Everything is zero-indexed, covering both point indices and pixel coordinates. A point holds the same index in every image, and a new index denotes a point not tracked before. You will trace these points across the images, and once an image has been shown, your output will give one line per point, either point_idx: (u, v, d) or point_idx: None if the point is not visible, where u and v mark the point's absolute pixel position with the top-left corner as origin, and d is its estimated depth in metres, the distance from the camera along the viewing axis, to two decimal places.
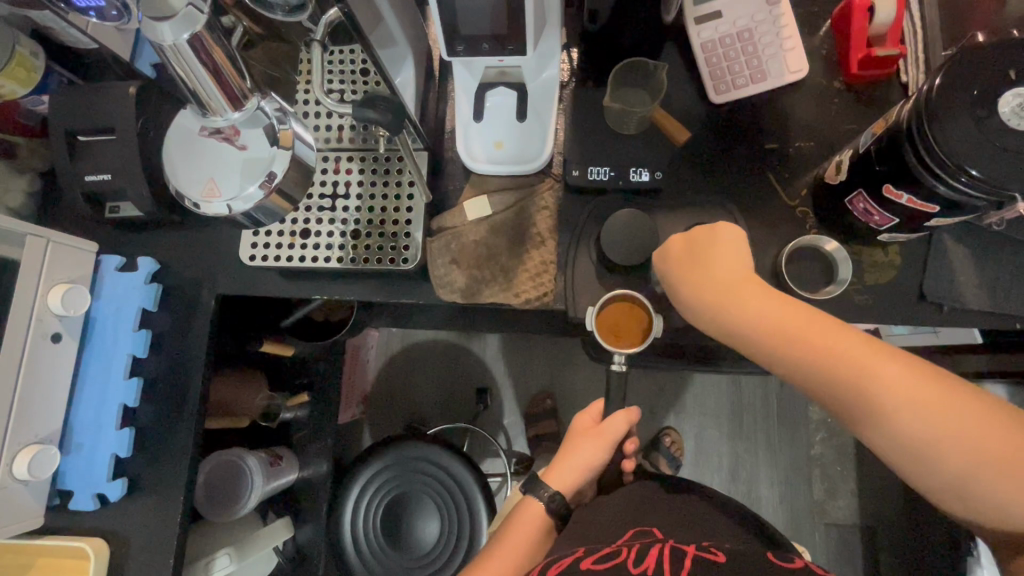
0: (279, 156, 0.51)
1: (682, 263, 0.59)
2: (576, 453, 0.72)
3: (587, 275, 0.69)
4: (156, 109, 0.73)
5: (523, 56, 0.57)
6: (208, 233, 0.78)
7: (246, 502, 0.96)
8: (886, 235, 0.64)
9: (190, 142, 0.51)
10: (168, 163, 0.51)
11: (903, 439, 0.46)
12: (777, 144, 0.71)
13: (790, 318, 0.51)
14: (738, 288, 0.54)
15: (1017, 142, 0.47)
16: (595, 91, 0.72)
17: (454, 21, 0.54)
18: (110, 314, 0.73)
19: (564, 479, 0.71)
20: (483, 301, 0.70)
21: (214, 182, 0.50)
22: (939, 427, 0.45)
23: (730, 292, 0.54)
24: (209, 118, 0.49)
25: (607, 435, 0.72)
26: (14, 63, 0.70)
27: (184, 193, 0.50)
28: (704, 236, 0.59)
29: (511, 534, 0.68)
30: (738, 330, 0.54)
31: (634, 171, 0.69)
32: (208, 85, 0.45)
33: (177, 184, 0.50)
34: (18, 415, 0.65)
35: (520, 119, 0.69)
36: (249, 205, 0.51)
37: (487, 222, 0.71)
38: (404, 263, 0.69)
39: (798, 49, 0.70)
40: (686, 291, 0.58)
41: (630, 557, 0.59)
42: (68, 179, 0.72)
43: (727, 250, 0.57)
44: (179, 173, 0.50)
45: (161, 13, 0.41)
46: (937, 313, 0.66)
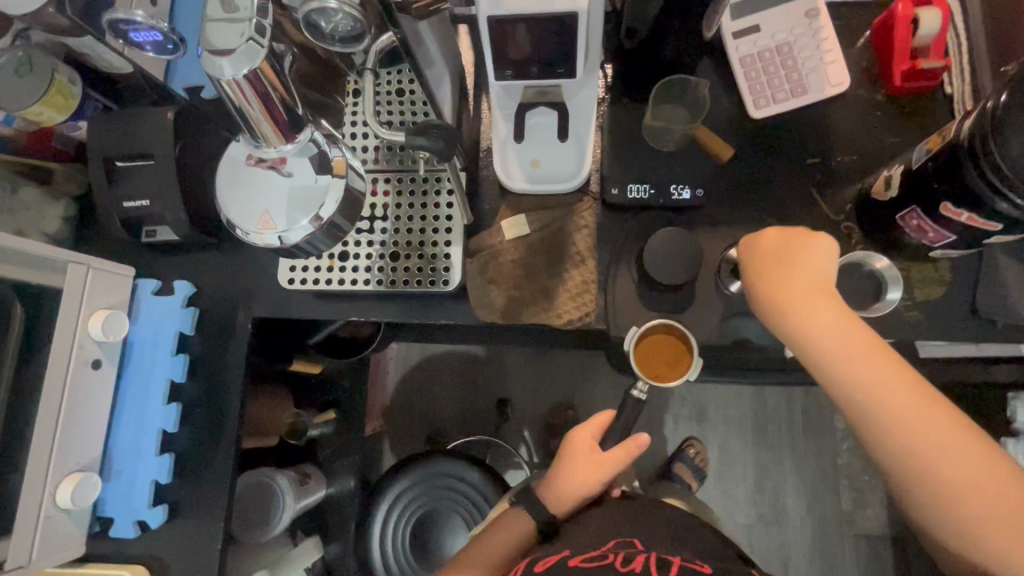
0: (332, 186, 0.51)
1: (768, 266, 0.59)
2: (568, 476, 0.72)
3: (629, 294, 0.68)
4: (192, 131, 0.73)
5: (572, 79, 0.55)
6: (243, 255, 0.77)
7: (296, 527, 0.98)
8: (938, 251, 0.63)
9: (241, 174, 0.51)
10: (221, 196, 0.51)
11: (909, 457, 0.53)
12: (818, 159, 0.70)
13: (832, 334, 0.55)
14: (809, 300, 0.56)
15: None
16: (634, 108, 0.71)
17: (503, 45, 0.52)
18: (148, 339, 0.73)
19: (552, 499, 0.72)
20: (523, 322, 0.69)
21: (269, 213, 0.50)
22: (934, 448, 0.52)
23: (782, 292, 0.57)
24: (262, 149, 0.49)
25: (605, 461, 0.71)
26: (53, 90, 0.71)
27: (237, 224, 0.51)
28: (797, 238, 0.59)
29: (492, 538, 0.71)
30: (797, 331, 0.56)
31: (674, 189, 0.69)
32: (265, 116, 0.45)
33: (230, 219, 0.51)
34: (61, 445, 0.65)
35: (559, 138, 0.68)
36: (303, 234, 0.51)
37: (525, 241, 0.71)
38: (444, 285, 0.69)
39: (837, 63, 0.69)
40: (760, 294, 0.59)
41: (618, 560, 0.62)
42: (106, 206, 0.72)
43: (824, 264, 0.58)
44: (234, 205, 0.50)
45: (221, 49, 0.41)
46: (987, 331, 0.65)
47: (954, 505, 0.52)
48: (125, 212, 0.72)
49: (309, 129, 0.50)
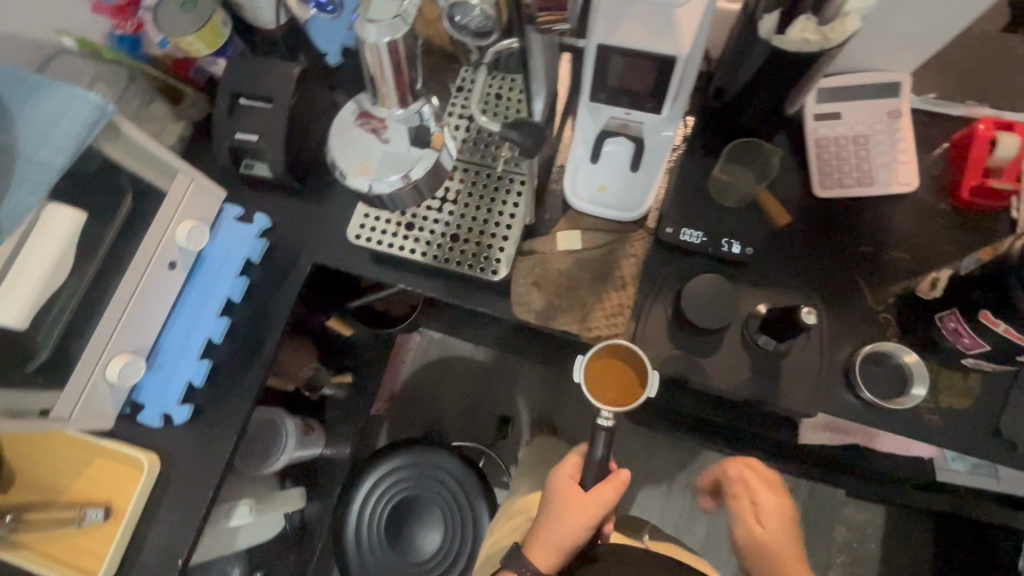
0: (425, 155, 0.57)
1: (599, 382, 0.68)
2: (553, 531, 0.71)
3: (659, 327, 0.72)
4: (309, 88, 0.82)
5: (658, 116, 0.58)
6: (321, 207, 0.85)
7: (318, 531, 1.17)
8: (975, 360, 0.64)
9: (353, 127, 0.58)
10: (332, 139, 0.58)
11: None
12: (871, 248, 0.72)
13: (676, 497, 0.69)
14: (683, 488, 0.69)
15: None
16: (705, 160, 0.75)
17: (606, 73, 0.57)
18: (219, 256, 0.81)
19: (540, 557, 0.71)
20: (555, 327, 0.73)
21: (368, 163, 0.57)
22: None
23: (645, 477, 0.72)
24: (378, 109, 0.57)
25: (586, 503, 0.71)
26: (207, 28, 0.81)
27: (338, 165, 0.58)
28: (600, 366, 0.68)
29: None
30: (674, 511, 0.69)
31: (725, 242, 0.72)
32: (387, 80, 0.52)
33: (336, 162, 0.58)
34: (124, 325, 0.72)
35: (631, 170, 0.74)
36: (392, 188, 0.57)
37: (575, 255, 0.75)
38: (493, 275, 0.74)
39: (908, 165, 0.72)
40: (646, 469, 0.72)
41: None
42: (220, 133, 0.81)
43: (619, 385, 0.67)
44: (341, 149, 0.58)
45: (373, 18, 0.48)
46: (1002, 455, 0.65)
47: None
48: (234, 142, 0.80)
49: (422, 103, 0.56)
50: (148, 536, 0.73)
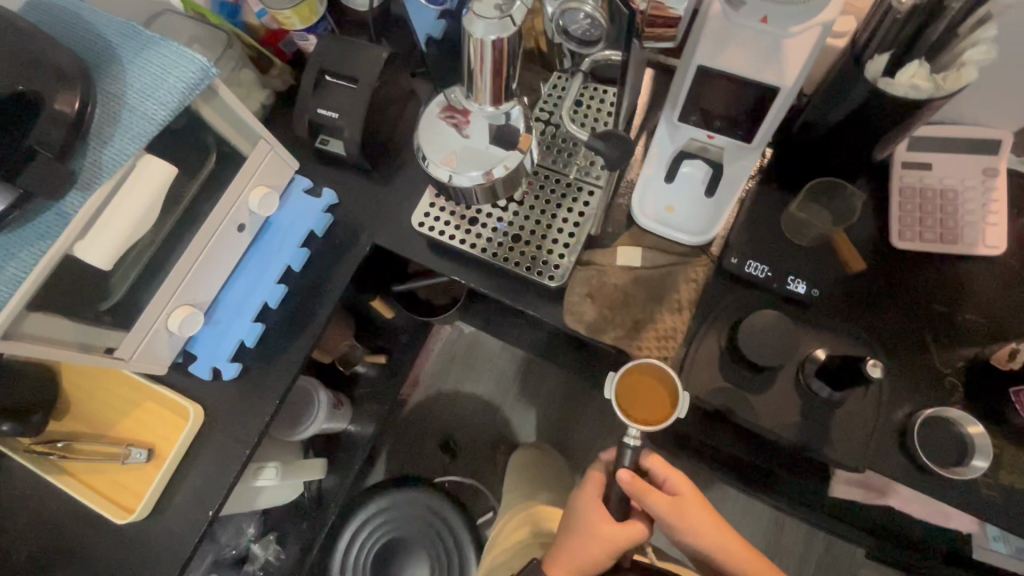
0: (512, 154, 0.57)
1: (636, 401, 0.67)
2: (576, 552, 0.71)
3: (711, 357, 0.70)
4: (393, 74, 0.84)
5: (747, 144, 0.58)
6: (387, 190, 0.87)
7: (311, 541, 1.17)
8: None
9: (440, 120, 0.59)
10: (420, 128, 0.59)
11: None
12: (945, 308, 0.69)
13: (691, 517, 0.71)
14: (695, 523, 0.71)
15: None
16: (780, 195, 0.74)
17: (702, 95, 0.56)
18: (285, 224, 0.84)
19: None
20: (605, 341, 0.72)
21: (452, 156, 0.58)
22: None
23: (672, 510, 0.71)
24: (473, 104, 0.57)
25: (610, 531, 0.71)
26: (305, 4, 0.84)
27: (423, 154, 0.59)
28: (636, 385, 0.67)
29: None
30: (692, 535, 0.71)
31: (791, 280, 0.71)
32: (486, 76, 0.52)
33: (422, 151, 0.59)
34: (190, 278, 0.74)
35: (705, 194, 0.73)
36: (476, 182, 0.58)
37: (633, 272, 0.75)
38: (548, 280, 0.73)
39: (997, 227, 0.69)
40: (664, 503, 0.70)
41: None
42: (302, 107, 0.83)
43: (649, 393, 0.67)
44: (428, 139, 0.59)
45: (484, 15, 0.48)
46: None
47: None
48: (315, 117, 0.83)
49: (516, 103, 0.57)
50: (184, 483, 0.76)
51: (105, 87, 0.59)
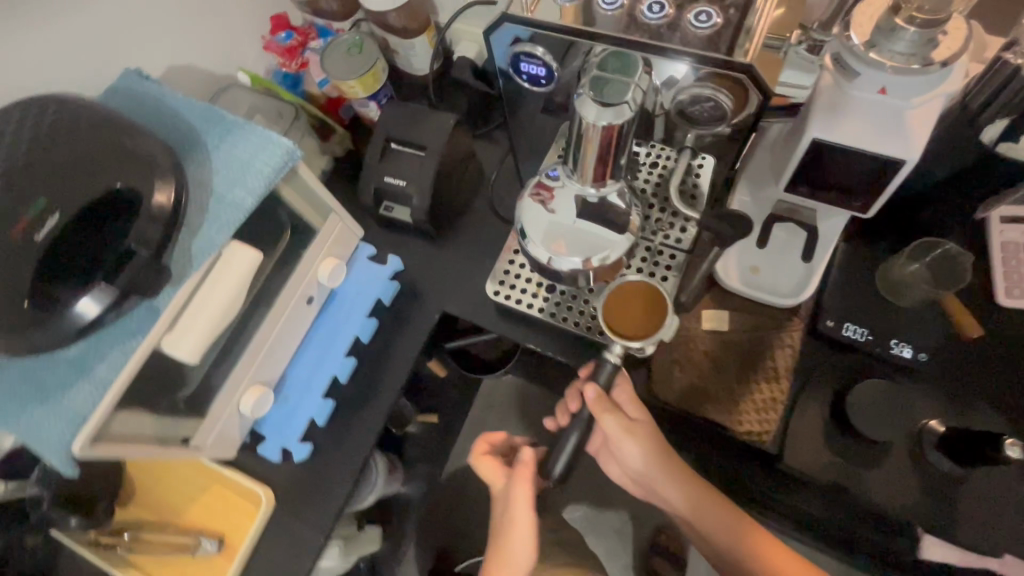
0: (618, 240, 0.55)
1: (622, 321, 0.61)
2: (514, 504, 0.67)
3: (813, 428, 0.67)
4: (460, 138, 0.83)
5: (861, 214, 0.56)
6: (453, 255, 0.86)
7: None
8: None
9: (541, 205, 0.57)
10: (524, 207, 0.57)
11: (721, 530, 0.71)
12: None
13: (661, 466, 0.67)
14: (671, 467, 0.68)
15: None
16: (872, 252, 0.71)
17: (814, 166, 0.54)
18: (350, 295, 0.82)
19: (522, 513, 0.67)
20: (701, 415, 0.68)
21: (560, 241, 0.55)
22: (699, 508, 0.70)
23: (655, 455, 0.67)
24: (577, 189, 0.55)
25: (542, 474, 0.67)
26: (370, 74, 0.84)
27: (527, 233, 0.57)
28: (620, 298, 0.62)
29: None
30: (651, 470, 0.68)
31: (894, 343, 0.67)
32: (592, 156, 0.50)
33: (523, 238, 0.57)
34: (263, 358, 0.72)
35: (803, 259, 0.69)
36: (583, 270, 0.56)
37: (720, 336, 0.71)
38: (635, 351, 0.70)
39: None
40: (647, 447, 0.66)
41: None
42: (369, 175, 0.82)
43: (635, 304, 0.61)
44: (532, 219, 0.56)
45: (600, 99, 0.47)
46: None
47: (727, 540, 0.71)
48: (382, 185, 0.82)
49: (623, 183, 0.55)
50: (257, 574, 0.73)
51: (194, 175, 0.59)
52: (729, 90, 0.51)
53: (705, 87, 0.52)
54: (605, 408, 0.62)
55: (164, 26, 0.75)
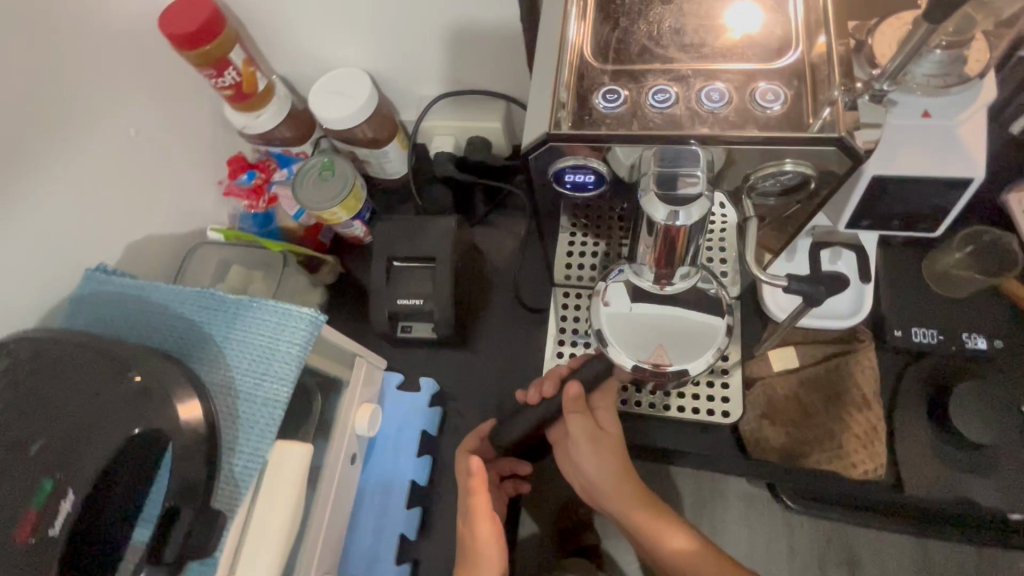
0: (715, 320, 0.53)
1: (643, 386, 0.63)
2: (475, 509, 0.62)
3: (920, 447, 0.64)
4: (463, 237, 0.78)
5: (930, 233, 0.55)
6: (488, 357, 0.81)
7: None
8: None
9: (628, 319, 0.53)
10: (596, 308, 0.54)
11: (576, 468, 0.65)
12: None
13: (596, 447, 0.62)
14: (590, 443, 0.62)
15: None
16: (911, 250, 0.70)
17: (874, 202, 0.52)
18: (392, 434, 0.76)
19: (479, 512, 0.60)
20: (810, 465, 0.65)
21: (648, 344, 0.52)
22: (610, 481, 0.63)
23: (590, 435, 0.61)
24: (653, 289, 0.53)
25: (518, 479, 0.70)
26: (351, 194, 0.79)
27: (606, 336, 0.53)
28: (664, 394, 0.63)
29: None
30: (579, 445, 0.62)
31: (967, 336, 0.66)
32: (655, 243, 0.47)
33: (628, 362, 0.52)
34: (325, 545, 0.64)
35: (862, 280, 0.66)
36: (701, 367, 0.52)
37: (796, 375, 0.68)
38: (725, 417, 0.66)
39: None
40: (578, 429, 0.61)
41: None
42: (378, 302, 0.75)
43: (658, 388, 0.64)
44: (610, 322, 0.53)
45: (669, 195, 0.41)
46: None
47: (587, 482, 0.65)
48: (396, 309, 0.75)
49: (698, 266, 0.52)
50: None
51: (212, 378, 0.50)
52: (818, 173, 0.43)
53: (792, 171, 0.43)
54: (574, 406, 0.61)
55: (115, 209, 0.67)
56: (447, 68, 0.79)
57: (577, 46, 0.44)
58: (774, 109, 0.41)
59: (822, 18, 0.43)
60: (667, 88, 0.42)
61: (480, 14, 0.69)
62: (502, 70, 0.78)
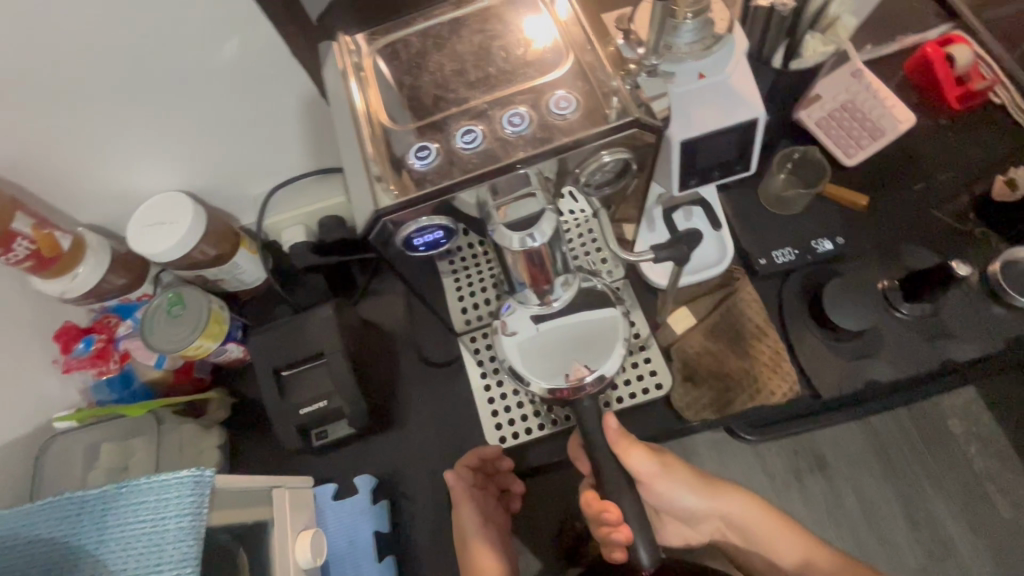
0: (611, 312, 0.55)
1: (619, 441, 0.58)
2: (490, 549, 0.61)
3: (818, 352, 0.70)
4: (347, 320, 0.74)
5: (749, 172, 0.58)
6: (416, 429, 0.76)
7: None
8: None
9: (539, 341, 0.53)
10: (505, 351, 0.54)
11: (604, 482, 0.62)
12: (923, 184, 0.77)
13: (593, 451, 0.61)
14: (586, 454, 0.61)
15: None
16: (747, 187, 0.76)
17: (692, 159, 0.56)
18: (345, 549, 0.70)
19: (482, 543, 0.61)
20: (739, 408, 0.68)
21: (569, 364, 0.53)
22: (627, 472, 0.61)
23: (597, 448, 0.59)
24: (545, 310, 0.53)
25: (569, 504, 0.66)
26: (212, 321, 0.72)
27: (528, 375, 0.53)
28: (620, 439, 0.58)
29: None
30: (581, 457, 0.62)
31: (816, 243, 0.73)
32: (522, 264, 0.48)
33: (551, 387, 0.53)
34: None
35: (716, 227, 0.72)
36: (617, 363, 0.54)
37: (699, 329, 0.72)
38: (658, 390, 0.69)
39: (901, 105, 0.78)
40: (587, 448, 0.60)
41: None
42: (280, 419, 0.69)
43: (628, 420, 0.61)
44: (526, 360, 0.53)
45: (514, 226, 0.44)
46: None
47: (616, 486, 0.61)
48: (302, 420, 0.69)
49: (574, 274, 0.53)
50: None
51: None
52: (634, 155, 0.46)
53: (614, 158, 0.44)
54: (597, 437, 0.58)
55: None
56: (268, 160, 0.75)
57: (367, 117, 0.44)
58: (570, 115, 0.42)
59: (578, 22, 0.46)
60: (472, 128, 0.42)
61: (280, 104, 0.67)
62: (326, 146, 0.76)
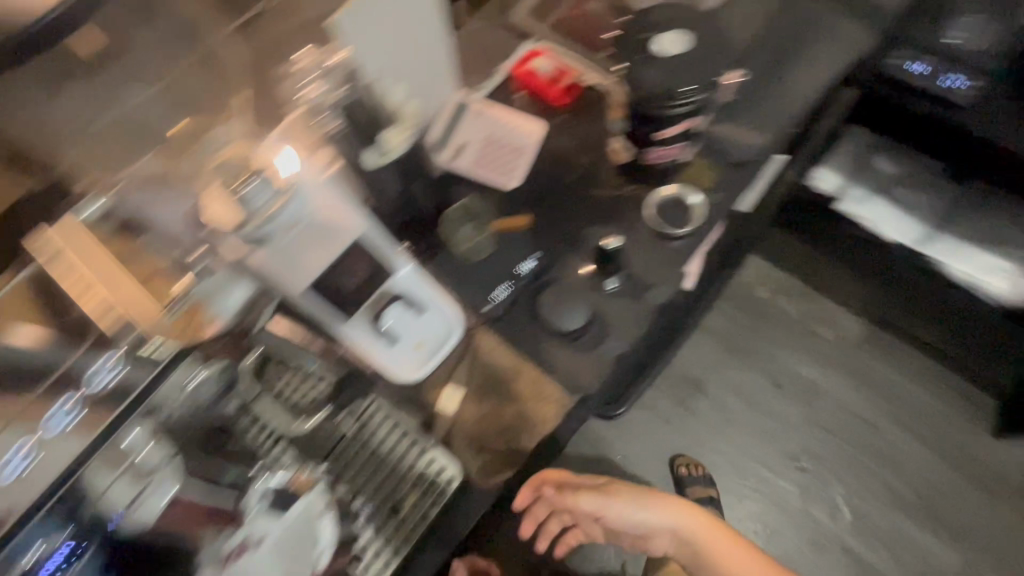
0: (307, 499, 0.61)
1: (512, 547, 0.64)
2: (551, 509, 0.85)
3: (569, 356, 0.75)
4: None
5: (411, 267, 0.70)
6: None
7: None
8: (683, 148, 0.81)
9: None
10: None
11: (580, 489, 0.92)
12: (576, 171, 0.87)
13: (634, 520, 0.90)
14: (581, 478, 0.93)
15: (690, 53, 0.68)
16: (443, 251, 0.81)
17: (338, 290, 0.65)
18: None
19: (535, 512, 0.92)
20: (529, 446, 0.73)
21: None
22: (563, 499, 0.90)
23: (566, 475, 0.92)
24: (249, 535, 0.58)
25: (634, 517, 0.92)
26: None
27: None
28: None
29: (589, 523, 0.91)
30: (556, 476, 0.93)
31: (518, 268, 0.80)
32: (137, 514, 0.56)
33: None
34: None
35: (422, 310, 0.71)
36: (328, 534, 0.62)
37: (468, 397, 0.75)
38: (452, 481, 0.71)
39: (526, 118, 0.90)
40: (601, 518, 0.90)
41: None
42: None
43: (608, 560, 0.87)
44: None
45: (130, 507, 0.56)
46: (757, 145, 0.85)
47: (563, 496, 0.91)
48: None
49: (261, 488, 0.61)
50: None
51: None
52: (215, 359, 0.65)
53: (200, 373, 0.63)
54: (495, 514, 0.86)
55: None
56: None
57: None
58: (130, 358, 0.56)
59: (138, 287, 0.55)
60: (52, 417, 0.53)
61: None
62: None
